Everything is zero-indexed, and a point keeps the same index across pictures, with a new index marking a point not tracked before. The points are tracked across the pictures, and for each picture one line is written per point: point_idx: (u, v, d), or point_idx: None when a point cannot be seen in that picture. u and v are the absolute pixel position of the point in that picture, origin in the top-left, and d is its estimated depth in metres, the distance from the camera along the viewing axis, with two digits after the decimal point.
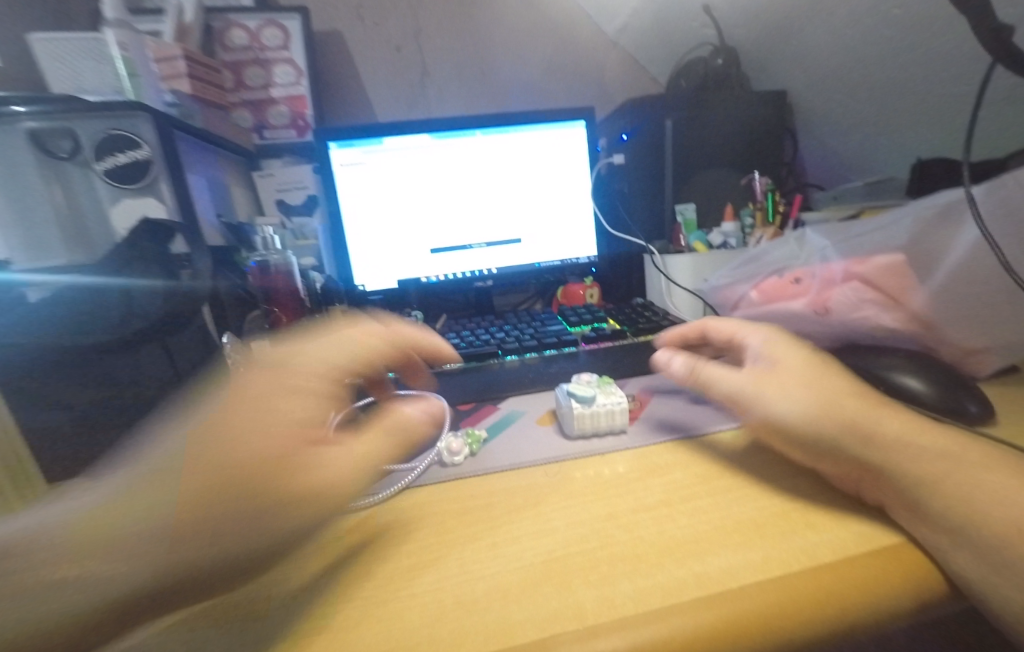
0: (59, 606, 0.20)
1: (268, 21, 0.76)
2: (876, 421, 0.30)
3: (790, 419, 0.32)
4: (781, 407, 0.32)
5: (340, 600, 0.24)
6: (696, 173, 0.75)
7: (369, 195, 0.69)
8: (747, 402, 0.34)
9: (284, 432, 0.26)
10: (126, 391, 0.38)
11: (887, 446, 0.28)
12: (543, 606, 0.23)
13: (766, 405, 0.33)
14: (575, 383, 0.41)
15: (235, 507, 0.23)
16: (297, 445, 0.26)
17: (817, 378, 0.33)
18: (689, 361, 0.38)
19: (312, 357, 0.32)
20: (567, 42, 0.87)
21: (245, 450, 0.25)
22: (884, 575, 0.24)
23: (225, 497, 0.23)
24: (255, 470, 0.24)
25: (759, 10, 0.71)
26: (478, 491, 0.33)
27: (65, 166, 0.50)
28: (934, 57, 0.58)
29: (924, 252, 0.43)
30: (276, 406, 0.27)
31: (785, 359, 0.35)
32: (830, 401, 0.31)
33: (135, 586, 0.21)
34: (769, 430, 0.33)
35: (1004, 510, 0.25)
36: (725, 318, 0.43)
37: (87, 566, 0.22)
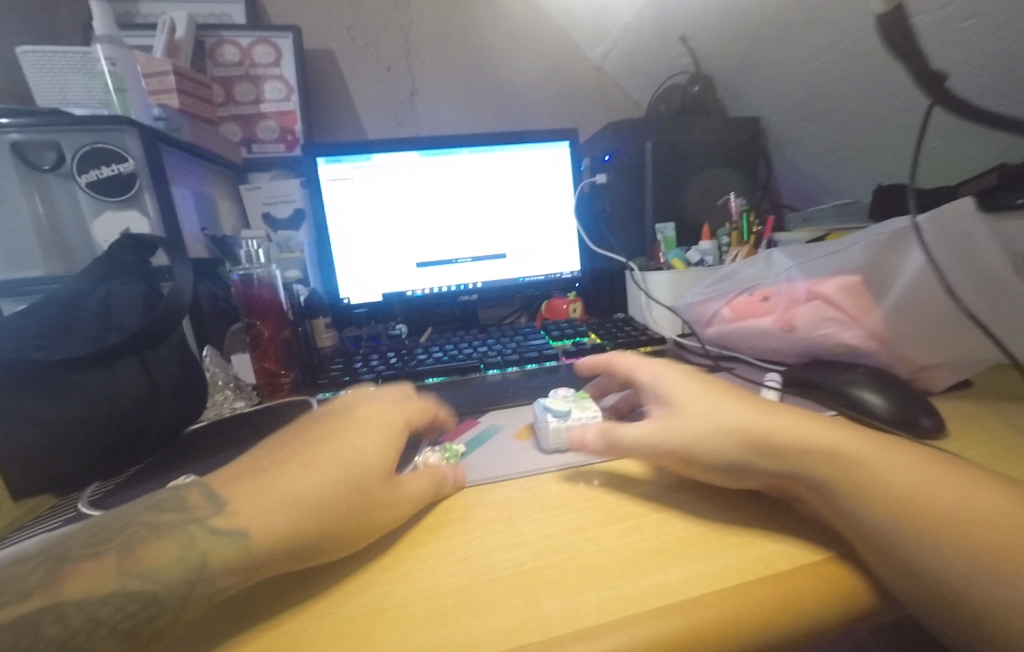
0: (162, 566, 0.23)
1: (260, 39, 0.78)
2: (780, 431, 0.31)
3: (713, 459, 0.31)
4: (704, 451, 0.32)
5: (311, 614, 0.24)
6: (675, 193, 0.77)
7: (355, 209, 0.70)
8: (670, 453, 0.33)
9: (376, 460, 0.32)
10: (100, 405, 0.38)
11: (800, 455, 0.30)
12: (508, 618, 0.23)
13: (689, 451, 0.32)
14: (551, 398, 0.42)
15: (335, 505, 0.28)
16: (383, 473, 0.31)
17: (711, 416, 0.33)
18: (602, 431, 0.36)
19: (398, 405, 0.39)
20: (552, 65, 0.90)
21: (349, 466, 0.30)
22: (838, 585, 0.25)
23: (327, 494, 0.28)
24: (354, 483, 0.29)
25: (733, 41, 0.75)
26: (453, 504, 0.34)
27: (47, 177, 0.50)
28: (893, 89, 0.61)
29: (877, 275, 0.45)
30: (370, 438, 0.34)
31: (683, 399, 0.36)
32: (732, 426, 0.32)
33: (227, 556, 0.24)
34: (701, 473, 0.32)
35: (951, 519, 0.26)
36: (620, 359, 0.43)
37: (188, 537, 0.25)
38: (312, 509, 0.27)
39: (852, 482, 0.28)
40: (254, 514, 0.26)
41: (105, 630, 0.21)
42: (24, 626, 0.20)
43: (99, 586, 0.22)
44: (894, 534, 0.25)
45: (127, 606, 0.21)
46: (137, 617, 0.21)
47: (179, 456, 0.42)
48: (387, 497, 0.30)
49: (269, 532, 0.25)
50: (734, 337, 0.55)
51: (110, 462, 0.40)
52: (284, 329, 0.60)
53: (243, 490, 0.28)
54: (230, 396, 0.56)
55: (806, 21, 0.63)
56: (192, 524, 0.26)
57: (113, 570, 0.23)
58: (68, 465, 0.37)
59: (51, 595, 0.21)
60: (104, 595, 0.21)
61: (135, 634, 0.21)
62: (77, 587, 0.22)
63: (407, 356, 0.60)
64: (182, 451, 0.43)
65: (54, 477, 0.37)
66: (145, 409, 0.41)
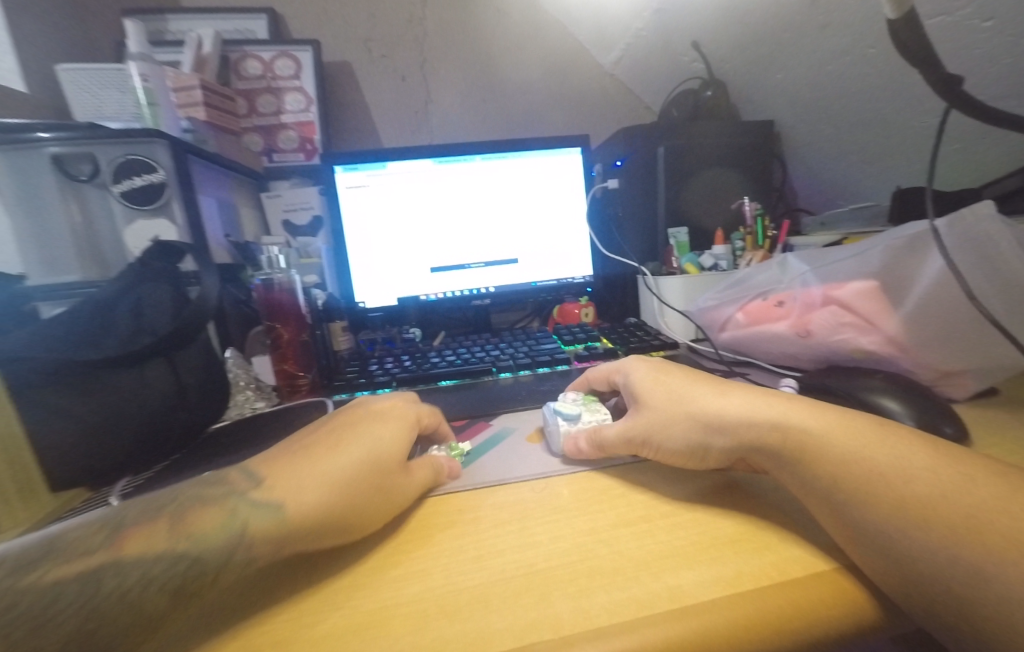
0: (205, 533, 0.26)
1: (282, 53, 0.81)
2: (721, 411, 0.35)
3: (671, 448, 0.35)
4: (664, 441, 0.36)
5: (328, 608, 0.25)
6: (688, 197, 0.77)
7: (371, 216, 0.71)
8: (640, 445, 0.37)
9: (394, 448, 0.33)
10: (132, 404, 0.40)
11: (741, 434, 0.33)
12: (521, 616, 0.24)
13: (654, 442, 0.36)
14: (561, 401, 0.43)
15: (360, 485, 0.29)
16: (399, 460, 0.33)
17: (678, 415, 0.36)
18: (586, 433, 0.39)
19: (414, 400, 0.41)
20: (565, 73, 0.91)
21: (371, 450, 0.32)
22: (852, 591, 0.25)
23: (353, 476, 0.30)
24: (376, 467, 0.31)
25: (746, 47, 0.75)
26: (465, 504, 0.34)
27: (83, 187, 0.53)
28: (910, 92, 0.60)
29: (895, 278, 0.45)
30: (388, 426, 0.35)
31: (649, 395, 0.39)
32: (683, 414, 0.36)
33: (262, 527, 0.26)
34: (667, 459, 0.36)
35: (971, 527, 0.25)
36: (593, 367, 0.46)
37: (230, 508, 0.27)
38: (340, 488, 0.29)
39: (869, 489, 0.28)
40: (287, 490, 0.28)
41: (155, 586, 0.23)
42: (91, 575, 0.23)
43: (153, 547, 0.24)
44: (913, 542, 0.25)
45: (175, 566, 0.24)
46: (182, 576, 0.24)
47: (202, 454, 0.44)
48: (402, 483, 0.32)
49: (301, 508, 0.27)
50: (748, 342, 0.55)
51: (137, 461, 0.41)
52: (303, 331, 0.62)
53: (277, 470, 0.30)
54: (252, 397, 0.57)
55: (819, 25, 0.63)
56: (235, 496, 0.28)
57: (166, 532, 0.25)
58: (103, 461, 0.39)
59: (114, 551, 0.24)
60: (156, 553, 0.24)
61: (179, 591, 0.23)
62: (136, 545, 0.24)
63: (421, 359, 0.61)
64: (205, 450, 0.44)
65: (89, 474, 0.39)
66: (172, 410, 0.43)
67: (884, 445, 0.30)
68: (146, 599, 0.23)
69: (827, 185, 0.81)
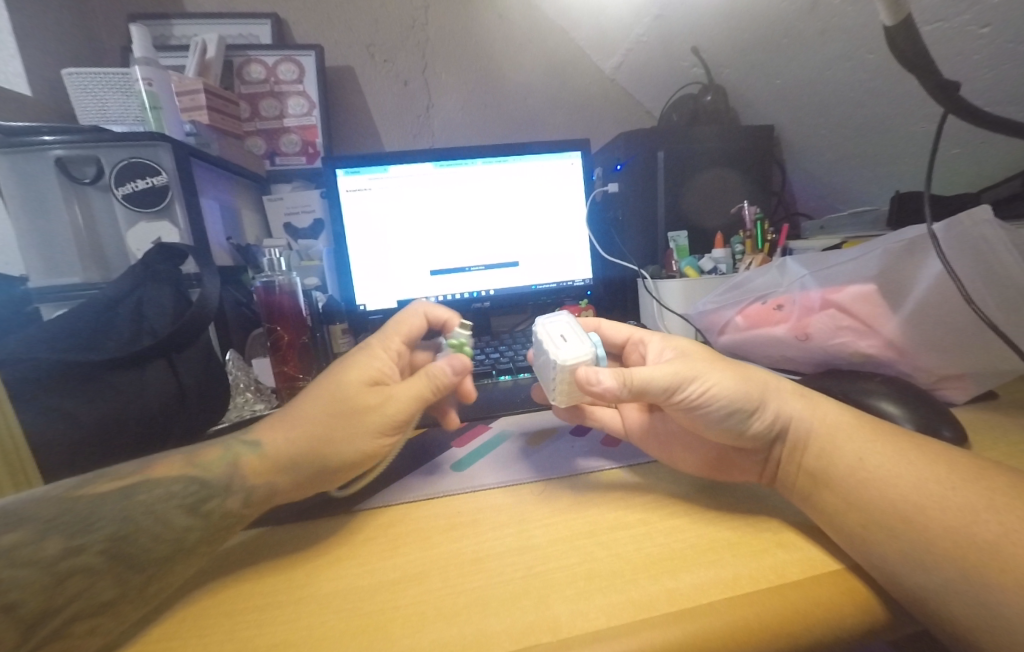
0: (210, 461, 0.31)
1: (285, 58, 0.81)
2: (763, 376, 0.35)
3: (722, 394, 0.33)
4: (716, 382, 0.33)
5: (325, 609, 0.25)
6: (688, 201, 0.77)
7: (372, 220, 0.72)
8: (688, 382, 0.33)
9: (354, 379, 0.35)
10: (133, 404, 0.40)
11: (786, 404, 0.33)
12: (519, 619, 0.24)
13: (706, 380, 0.33)
14: (579, 357, 0.35)
15: (319, 429, 0.33)
16: (361, 387, 0.35)
17: (726, 364, 0.34)
18: (616, 369, 0.33)
19: (391, 324, 0.41)
20: (567, 77, 0.92)
21: (332, 389, 0.35)
22: (846, 593, 0.25)
23: (315, 419, 0.34)
24: (336, 404, 0.34)
25: (745, 53, 0.75)
26: (464, 507, 0.34)
27: (87, 189, 0.53)
28: (907, 98, 0.61)
29: (896, 282, 0.45)
30: (354, 358, 0.37)
31: (688, 347, 0.38)
32: (728, 362, 0.35)
33: (254, 460, 0.32)
34: (706, 411, 0.33)
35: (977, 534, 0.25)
36: (613, 323, 0.45)
37: (226, 445, 0.33)
38: (304, 433, 0.33)
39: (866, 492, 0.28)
40: (270, 434, 0.33)
41: (176, 502, 0.28)
42: (126, 491, 0.28)
43: (171, 473, 0.30)
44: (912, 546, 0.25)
45: (190, 487, 0.29)
46: (196, 496, 0.29)
47: None
48: (368, 406, 0.34)
49: (277, 446, 0.33)
50: (749, 345, 0.55)
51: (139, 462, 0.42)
52: (302, 333, 0.62)
53: (263, 424, 0.35)
54: (251, 400, 0.57)
55: (817, 31, 0.63)
56: (230, 437, 0.34)
57: (180, 464, 0.31)
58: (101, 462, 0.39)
59: (141, 474, 0.29)
60: (173, 476, 0.29)
61: (196, 508, 0.29)
62: (158, 472, 0.30)
63: None
64: None
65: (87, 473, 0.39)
66: (172, 411, 0.43)
67: (885, 456, 0.30)
68: (169, 512, 0.28)
69: (826, 189, 0.81)
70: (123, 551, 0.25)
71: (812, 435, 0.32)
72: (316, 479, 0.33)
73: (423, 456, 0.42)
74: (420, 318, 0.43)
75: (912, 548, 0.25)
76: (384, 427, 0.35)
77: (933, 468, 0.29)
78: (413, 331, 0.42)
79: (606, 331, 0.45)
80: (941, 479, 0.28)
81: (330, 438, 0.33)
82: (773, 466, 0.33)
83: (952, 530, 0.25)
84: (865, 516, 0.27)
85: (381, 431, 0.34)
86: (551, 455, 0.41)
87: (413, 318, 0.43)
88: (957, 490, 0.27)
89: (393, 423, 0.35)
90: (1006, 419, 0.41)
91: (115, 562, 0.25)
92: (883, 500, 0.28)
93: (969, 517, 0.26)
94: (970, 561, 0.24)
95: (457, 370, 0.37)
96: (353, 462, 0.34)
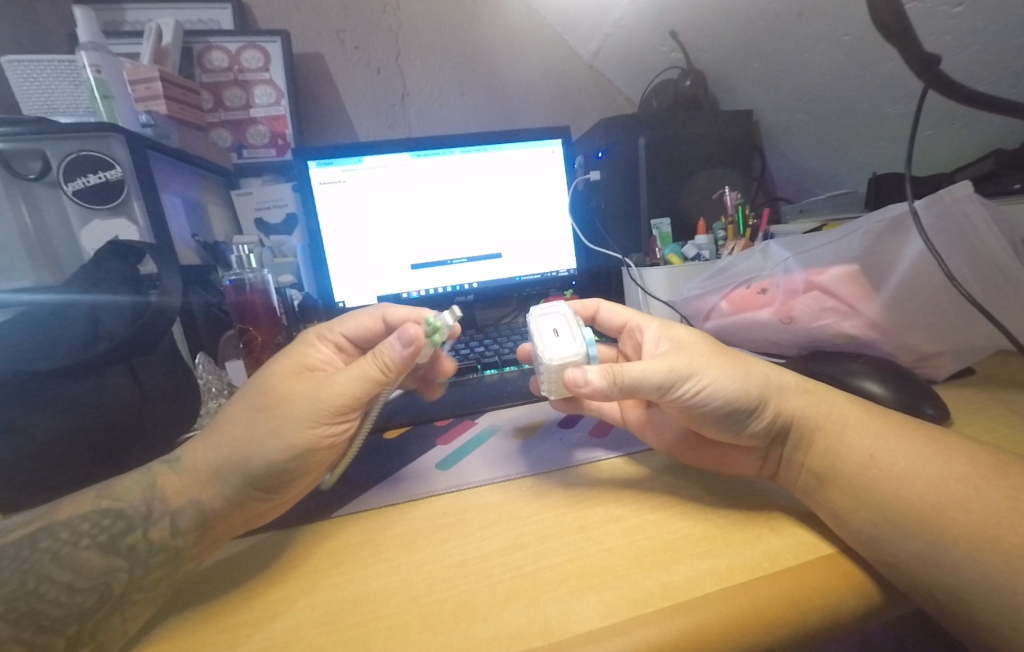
0: (123, 490, 0.30)
1: (249, 44, 0.77)
2: (768, 370, 0.34)
3: (720, 392, 0.32)
4: (712, 380, 0.32)
5: (301, 626, 0.24)
6: (670, 187, 0.77)
7: (349, 213, 0.69)
8: (683, 378, 0.32)
9: (282, 369, 0.35)
10: (85, 415, 0.38)
11: (788, 401, 0.32)
12: (508, 624, 0.23)
13: (702, 377, 0.32)
14: (563, 356, 0.34)
15: (243, 423, 0.32)
16: (288, 378, 0.34)
17: (714, 355, 0.34)
18: (605, 367, 0.32)
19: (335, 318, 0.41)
20: (545, 63, 0.90)
21: (258, 381, 0.34)
22: (831, 578, 0.24)
23: (238, 420, 0.32)
24: (261, 396, 0.33)
25: (723, 37, 0.74)
26: (452, 507, 0.33)
27: (32, 186, 0.49)
28: (886, 78, 0.61)
29: (877, 262, 0.45)
30: (286, 351, 0.37)
31: (687, 338, 0.36)
32: (728, 358, 0.34)
33: (173, 480, 0.31)
34: (703, 408, 0.32)
35: (965, 519, 0.25)
36: (611, 305, 0.43)
37: (143, 469, 0.32)
38: (229, 431, 0.32)
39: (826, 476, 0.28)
40: (204, 453, 0.32)
41: (88, 544, 0.27)
42: (28, 540, 0.27)
43: (78, 508, 0.29)
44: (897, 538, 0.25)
45: (102, 522, 0.28)
46: (111, 531, 0.28)
47: None
48: (291, 391, 0.33)
49: (201, 461, 0.31)
50: (734, 331, 0.55)
51: (100, 473, 0.40)
52: (277, 332, 0.60)
53: (196, 447, 0.33)
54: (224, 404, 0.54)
55: (795, 13, 0.63)
56: (155, 463, 0.33)
57: (91, 497, 0.30)
58: (54, 478, 0.37)
59: (45, 518, 0.28)
60: (83, 514, 0.28)
61: (114, 546, 0.27)
62: (64, 511, 0.29)
63: None
64: None
65: (38, 490, 0.37)
66: (135, 418, 0.41)
67: (885, 442, 0.30)
68: (81, 555, 0.27)
69: (804, 172, 0.82)
70: (27, 610, 0.24)
71: (812, 426, 0.32)
72: (244, 490, 0.31)
73: (408, 456, 0.40)
74: (375, 320, 0.42)
75: (907, 532, 0.26)
76: (311, 414, 0.32)
77: (935, 453, 0.28)
78: (360, 328, 0.41)
79: (604, 313, 0.44)
80: (942, 464, 0.28)
81: (256, 434, 0.31)
82: (773, 463, 0.33)
83: (950, 512, 0.26)
84: (864, 500, 0.27)
85: (313, 422, 0.32)
86: (544, 447, 0.40)
87: (363, 316, 0.42)
88: (954, 473, 0.27)
89: (322, 410, 0.32)
90: (986, 395, 0.41)
91: (20, 626, 0.23)
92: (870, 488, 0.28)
93: (972, 505, 0.26)
94: (967, 543, 0.24)
95: (405, 343, 0.33)
96: (282, 458, 0.31)
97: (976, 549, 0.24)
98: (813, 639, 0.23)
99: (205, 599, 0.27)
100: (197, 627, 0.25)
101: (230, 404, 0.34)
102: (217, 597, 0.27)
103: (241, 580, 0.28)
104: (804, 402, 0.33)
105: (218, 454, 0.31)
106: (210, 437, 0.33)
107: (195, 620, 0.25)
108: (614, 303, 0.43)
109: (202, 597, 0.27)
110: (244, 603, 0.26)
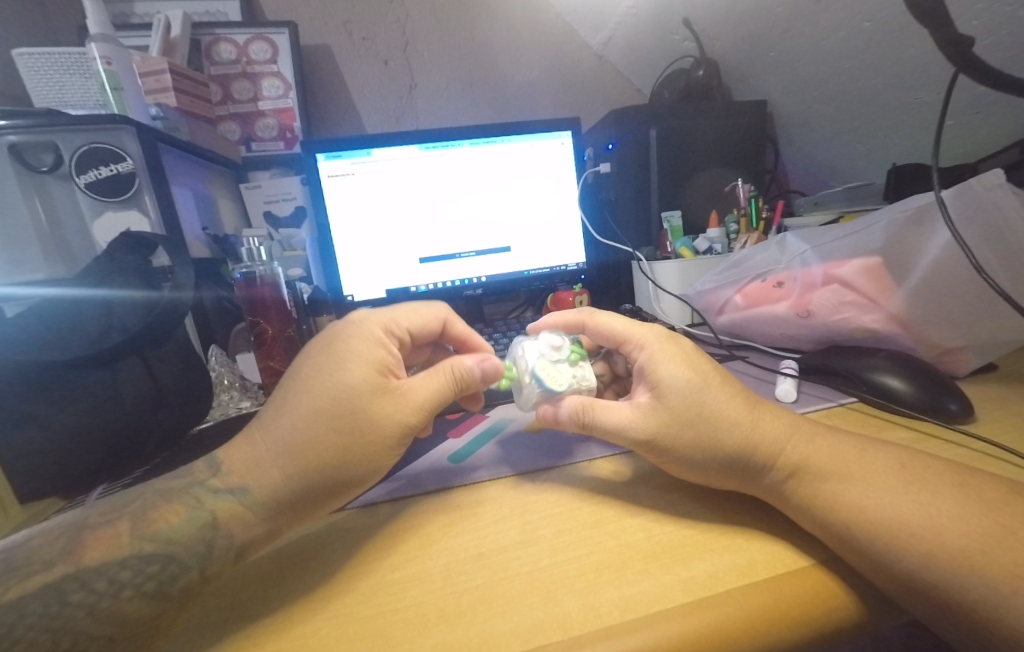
0: (174, 530, 0.27)
1: (256, 36, 0.77)
2: (758, 428, 0.31)
3: (687, 456, 0.31)
4: (683, 448, 0.31)
5: (319, 619, 0.24)
6: (680, 180, 0.76)
7: (358, 206, 0.69)
8: (651, 441, 0.32)
9: (361, 377, 0.32)
10: (100, 411, 0.38)
11: (776, 466, 0.30)
12: (527, 617, 0.23)
13: (666, 443, 0.32)
14: (526, 399, 0.37)
15: (328, 443, 0.30)
16: (372, 389, 0.31)
17: (698, 417, 0.32)
18: (577, 407, 0.34)
19: (399, 311, 0.39)
20: (554, 54, 0.88)
21: (337, 388, 0.31)
22: (858, 591, 0.24)
23: (320, 440, 0.30)
24: (344, 413, 0.30)
25: (737, 25, 0.73)
26: (466, 500, 0.33)
27: (46, 179, 0.50)
28: (909, 67, 0.59)
29: (899, 254, 0.44)
30: (353, 345, 0.33)
31: (669, 388, 0.33)
32: (706, 422, 0.31)
33: (235, 510, 0.28)
34: (674, 466, 0.32)
35: (975, 522, 0.25)
36: (598, 324, 0.40)
37: (194, 500, 0.29)
38: (312, 453, 0.29)
39: (823, 492, 0.28)
40: (247, 473, 0.30)
41: (130, 590, 0.25)
42: (56, 592, 0.24)
43: (114, 552, 0.26)
44: (908, 540, 0.25)
45: (147, 569, 0.26)
46: (159, 577, 0.26)
47: (186, 458, 0.42)
48: (381, 409, 0.31)
49: (259, 488, 0.29)
50: (749, 325, 0.54)
51: (115, 466, 0.40)
52: (288, 326, 0.59)
53: (231, 447, 0.32)
54: (236, 398, 0.54)
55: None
56: (197, 487, 0.30)
57: (128, 535, 0.27)
58: (73, 472, 0.38)
59: (74, 562, 0.26)
60: (121, 559, 0.26)
61: (162, 593, 0.25)
62: (95, 554, 0.26)
63: None
64: (184, 458, 0.42)
65: (59, 484, 0.38)
66: (150, 412, 0.41)
67: (870, 462, 0.29)
68: (124, 606, 0.25)
69: (818, 165, 0.81)
70: None
71: (813, 476, 0.29)
72: (327, 499, 0.30)
73: (420, 449, 0.40)
74: (432, 320, 0.42)
75: (913, 540, 0.25)
76: (397, 435, 0.32)
77: (926, 483, 0.27)
78: (422, 326, 0.41)
79: (592, 329, 0.41)
80: (934, 497, 0.26)
81: (350, 456, 0.30)
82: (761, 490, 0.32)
83: (946, 532, 0.25)
84: (872, 515, 0.26)
85: (396, 441, 0.32)
86: (555, 441, 0.40)
87: (429, 316, 0.42)
88: (946, 482, 0.27)
89: (408, 430, 0.32)
90: (1008, 391, 0.41)
91: None
92: (880, 494, 0.27)
93: (961, 528, 0.25)
94: (957, 566, 0.24)
95: (486, 376, 0.36)
96: (371, 476, 0.32)
97: (971, 567, 0.24)
98: (824, 641, 0.23)
99: (233, 599, 0.26)
100: (223, 621, 0.25)
101: (291, 418, 0.30)
102: (241, 594, 0.27)
103: (260, 575, 0.28)
104: (801, 449, 0.30)
105: (267, 473, 0.29)
106: (257, 463, 0.30)
107: (224, 614, 0.25)
108: (603, 318, 0.40)
109: (230, 600, 0.26)
110: (265, 595, 0.26)
